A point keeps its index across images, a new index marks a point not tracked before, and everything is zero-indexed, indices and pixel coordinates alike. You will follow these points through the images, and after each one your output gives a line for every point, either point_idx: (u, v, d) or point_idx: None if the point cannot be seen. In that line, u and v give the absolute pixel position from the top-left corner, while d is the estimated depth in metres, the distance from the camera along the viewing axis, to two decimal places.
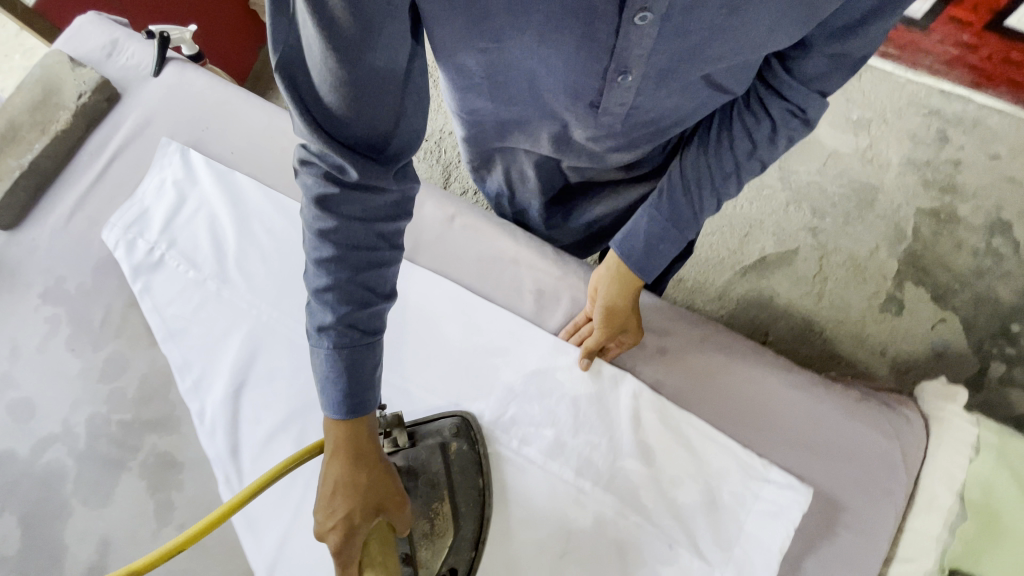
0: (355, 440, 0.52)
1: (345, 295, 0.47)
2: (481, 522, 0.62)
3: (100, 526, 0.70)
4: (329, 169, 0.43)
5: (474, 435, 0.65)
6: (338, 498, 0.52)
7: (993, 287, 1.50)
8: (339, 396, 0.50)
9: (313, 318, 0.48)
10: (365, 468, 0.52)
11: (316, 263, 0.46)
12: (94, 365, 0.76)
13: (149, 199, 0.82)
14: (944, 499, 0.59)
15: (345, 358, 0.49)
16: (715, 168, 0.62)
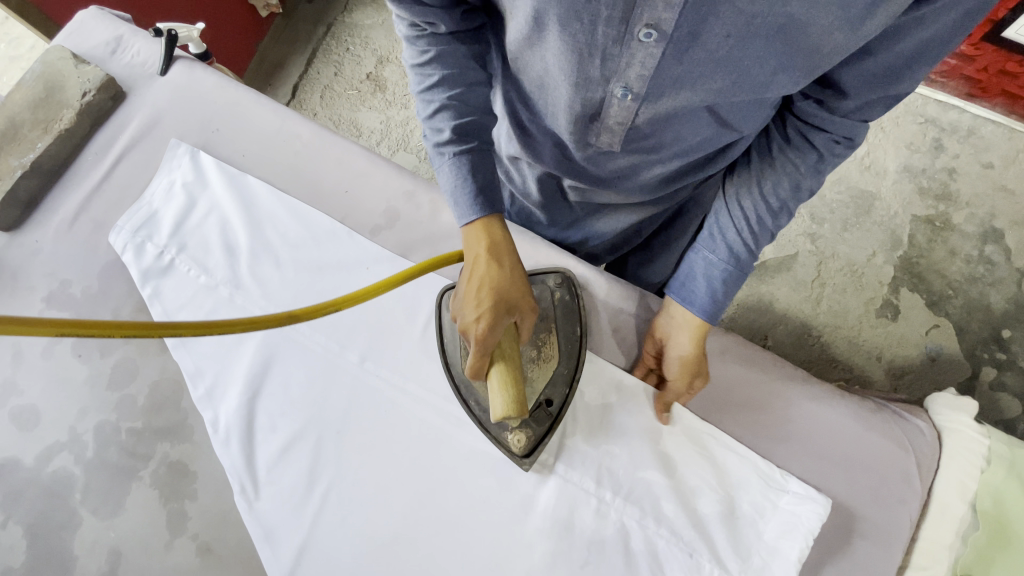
0: (492, 235, 0.63)
1: (450, 82, 0.62)
2: (572, 378, 0.66)
3: (111, 536, 0.68)
4: (428, 32, 0.60)
5: (576, 288, 0.70)
6: (479, 284, 0.60)
7: (986, 294, 1.53)
8: (467, 195, 0.63)
9: (432, 139, 0.64)
10: (499, 264, 0.61)
11: (429, 93, 0.62)
12: (103, 371, 0.75)
13: (158, 201, 0.81)
14: (956, 509, 0.60)
15: (465, 164, 0.63)
16: (760, 202, 0.64)
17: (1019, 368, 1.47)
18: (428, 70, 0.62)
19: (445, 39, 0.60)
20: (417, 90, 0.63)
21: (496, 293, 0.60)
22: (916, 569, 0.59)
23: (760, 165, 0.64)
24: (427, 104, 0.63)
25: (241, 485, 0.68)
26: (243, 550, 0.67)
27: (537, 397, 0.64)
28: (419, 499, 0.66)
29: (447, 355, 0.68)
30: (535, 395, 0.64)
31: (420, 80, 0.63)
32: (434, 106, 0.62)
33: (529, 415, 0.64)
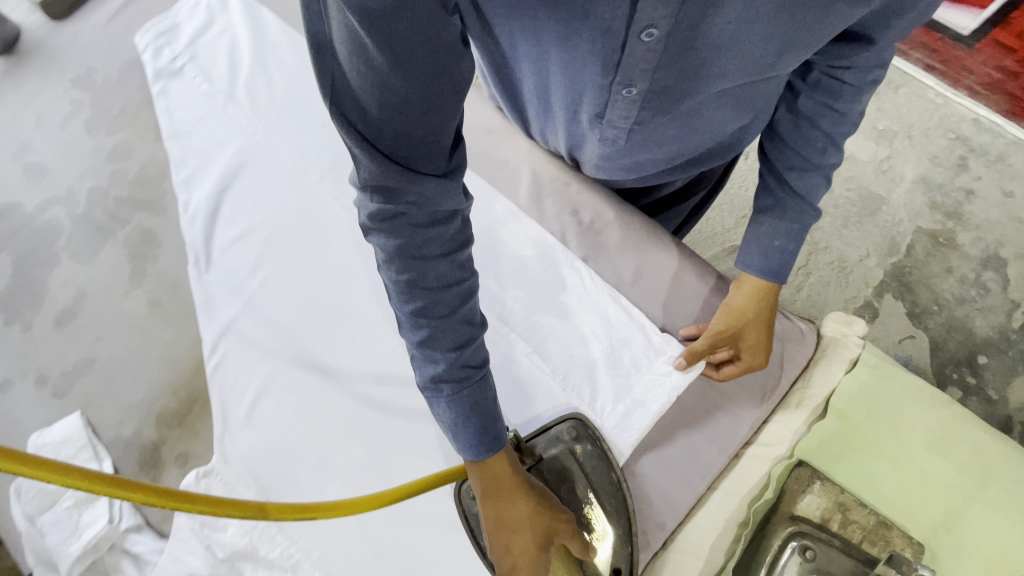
0: (498, 475, 0.51)
1: (436, 307, 0.43)
2: (627, 530, 0.59)
3: (81, 278, 0.79)
4: (395, 223, 0.40)
5: (591, 435, 0.63)
6: (502, 525, 0.52)
7: (971, 317, 1.51)
8: (472, 437, 0.48)
9: (424, 373, 0.46)
10: (512, 498, 0.52)
11: (410, 319, 0.43)
12: (105, 146, 0.85)
13: (182, 15, 0.90)
14: (814, 400, 0.64)
15: (466, 397, 0.47)
16: (804, 152, 0.59)
17: (986, 395, 1.45)
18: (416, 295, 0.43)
19: (428, 255, 0.42)
20: (399, 309, 0.43)
21: (522, 527, 0.52)
22: (761, 444, 0.63)
23: (797, 121, 0.58)
24: (412, 328, 0.44)
25: (196, 257, 0.77)
26: (186, 312, 0.77)
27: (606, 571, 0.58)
28: (342, 301, 0.74)
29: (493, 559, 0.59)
30: (603, 564, 0.58)
31: (401, 299, 0.43)
32: (419, 338, 0.45)
33: None
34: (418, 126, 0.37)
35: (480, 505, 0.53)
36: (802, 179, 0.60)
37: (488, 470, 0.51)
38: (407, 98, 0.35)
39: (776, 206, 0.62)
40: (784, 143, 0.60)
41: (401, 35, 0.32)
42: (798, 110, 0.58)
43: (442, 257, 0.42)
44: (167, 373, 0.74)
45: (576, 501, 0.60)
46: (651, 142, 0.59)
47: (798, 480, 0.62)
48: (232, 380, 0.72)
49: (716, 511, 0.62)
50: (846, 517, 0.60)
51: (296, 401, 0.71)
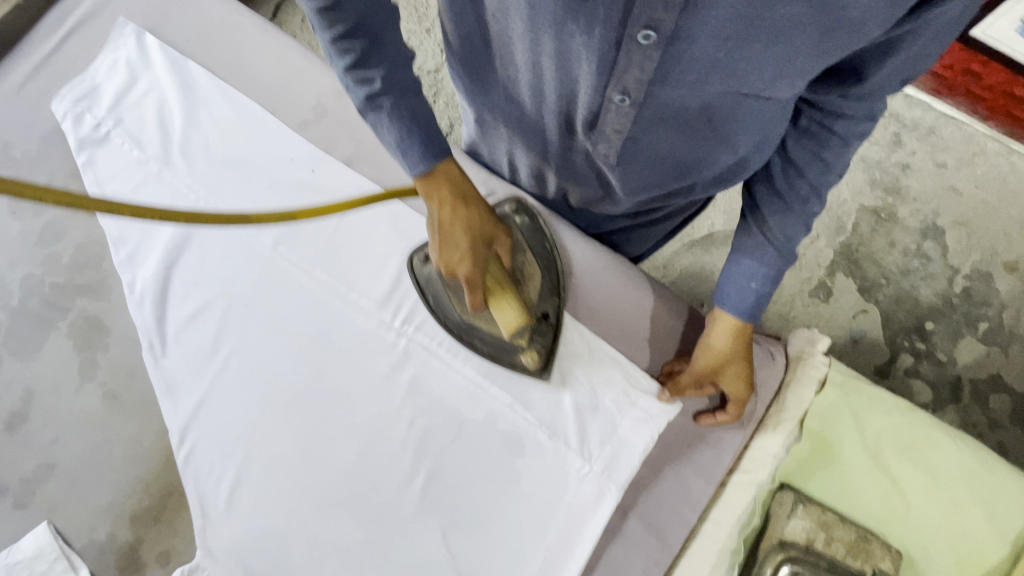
0: (449, 178, 0.57)
1: (371, 60, 0.49)
2: (554, 286, 0.69)
3: (25, 377, 0.73)
4: None
5: (531, 211, 0.72)
6: (451, 223, 0.57)
7: (916, 287, 1.59)
8: (417, 155, 0.54)
9: (359, 95, 0.51)
10: (461, 206, 0.57)
11: (337, 49, 0.49)
12: (32, 229, 0.78)
13: (101, 75, 0.83)
14: (787, 424, 0.66)
15: (404, 110, 0.52)
16: (788, 199, 0.60)
17: (935, 359, 1.55)
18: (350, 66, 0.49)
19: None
20: (325, 41, 0.48)
21: (464, 238, 0.58)
22: (742, 471, 0.66)
23: (787, 168, 0.60)
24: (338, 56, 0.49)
25: (150, 342, 0.73)
26: (147, 402, 0.72)
27: (536, 311, 0.68)
28: (311, 373, 0.71)
29: (441, 314, 0.70)
30: (535, 305, 0.68)
31: (337, 53, 0.49)
32: (354, 77, 0.50)
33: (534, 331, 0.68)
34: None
35: (433, 208, 0.57)
36: (782, 223, 0.61)
37: (432, 186, 0.56)
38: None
39: (751, 246, 0.63)
40: (772, 188, 0.62)
41: None
42: (789, 156, 0.60)
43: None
44: (135, 468, 0.70)
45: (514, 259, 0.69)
46: (644, 159, 0.60)
47: (781, 504, 0.65)
48: (206, 469, 0.69)
49: (707, 541, 0.64)
50: (830, 535, 0.63)
51: (278, 483, 0.68)
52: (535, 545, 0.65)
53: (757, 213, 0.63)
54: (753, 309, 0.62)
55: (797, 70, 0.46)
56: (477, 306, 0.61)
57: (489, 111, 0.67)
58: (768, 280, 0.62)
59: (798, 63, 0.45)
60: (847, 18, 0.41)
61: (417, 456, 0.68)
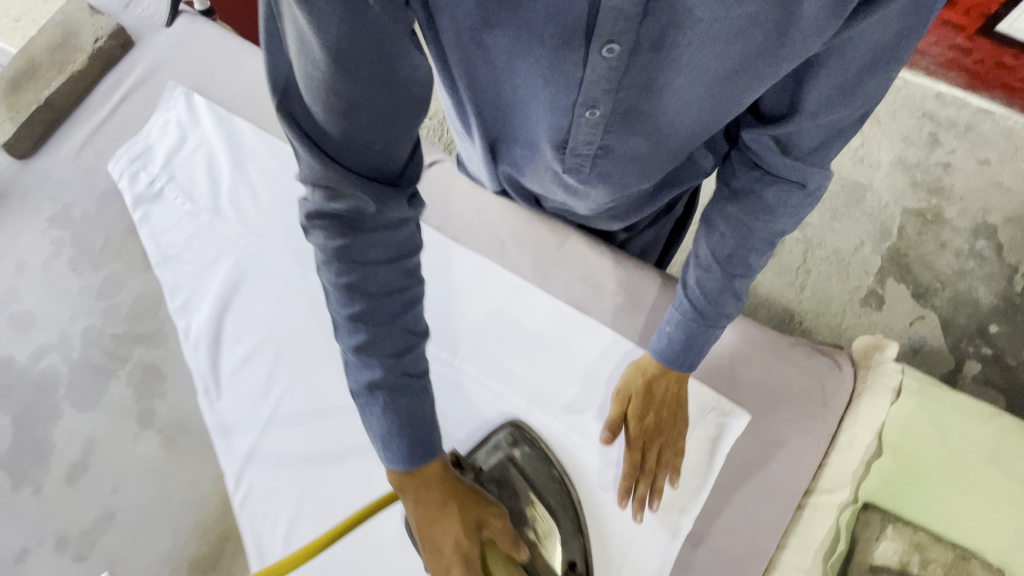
0: (433, 474, 0.54)
1: (364, 246, 0.45)
2: (575, 527, 0.63)
3: (87, 427, 0.75)
4: (337, 221, 0.44)
5: (530, 438, 0.66)
6: (430, 527, 0.54)
7: (974, 288, 1.51)
8: (401, 450, 0.52)
9: (359, 376, 0.50)
10: (457, 516, 0.54)
11: (345, 312, 0.47)
12: (93, 283, 0.82)
13: (153, 136, 0.88)
14: (863, 439, 0.63)
15: (400, 404, 0.50)
16: (734, 237, 0.58)
17: (1005, 363, 1.45)
18: (334, 198, 0.42)
19: (371, 259, 0.46)
20: (328, 281, 0.46)
21: (450, 530, 0.54)
22: (822, 492, 0.61)
23: (733, 215, 0.58)
24: (342, 304, 0.47)
25: (206, 388, 0.74)
26: (203, 447, 0.73)
27: (563, 563, 0.60)
28: (361, 410, 0.71)
29: None
30: (559, 562, 0.60)
31: (340, 303, 0.47)
32: (322, 230, 0.44)
33: None
34: (361, 146, 0.41)
35: (410, 510, 0.55)
36: (693, 278, 0.60)
37: (663, 383, 0.63)
38: (360, 100, 0.38)
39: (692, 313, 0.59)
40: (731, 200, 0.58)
41: (344, 86, 0.37)
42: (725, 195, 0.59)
43: (386, 264, 0.47)
44: (194, 514, 0.70)
45: (518, 506, 0.62)
46: (609, 175, 0.58)
47: (869, 527, 0.61)
48: (264, 512, 0.69)
49: (791, 569, 0.60)
50: (924, 556, 0.59)
51: (335, 522, 0.67)
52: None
53: (700, 260, 0.60)
54: (679, 357, 0.61)
55: (743, 65, 0.44)
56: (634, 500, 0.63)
57: (409, 432, 0.51)
58: (677, 327, 0.60)
59: (745, 63, 0.44)
60: (799, 25, 0.41)
61: None
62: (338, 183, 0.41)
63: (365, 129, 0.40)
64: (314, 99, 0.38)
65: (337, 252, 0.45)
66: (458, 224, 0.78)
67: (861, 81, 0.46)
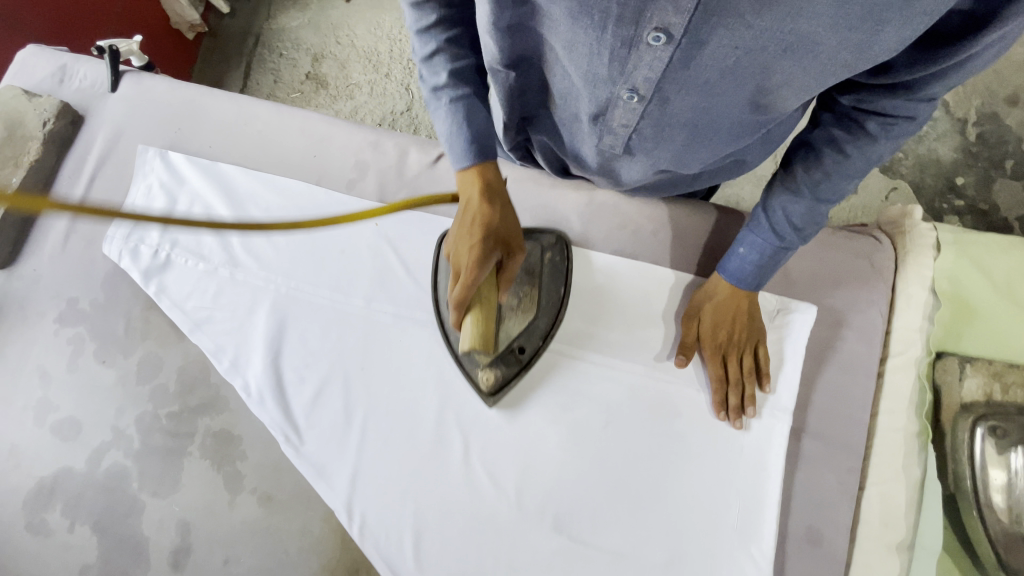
0: (484, 175, 0.62)
1: (454, 20, 0.58)
2: (548, 330, 0.71)
3: (176, 510, 0.73)
4: (434, 12, 0.57)
5: (569, 251, 0.74)
6: (466, 210, 0.61)
7: (934, 149, 1.60)
8: (467, 143, 0.61)
9: (429, 81, 0.60)
10: (495, 211, 0.61)
11: (434, 90, 0.61)
12: (130, 369, 0.79)
13: (141, 206, 0.85)
14: (919, 295, 0.67)
15: (461, 107, 0.60)
16: (807, 181, 0.58)
17: (978, 210, 1.55)
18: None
19: (451, 13, 0.57)
20: (419, 53, 0.59)
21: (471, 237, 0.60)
22: (895, 355, 0.66)
23: (812, 155, 0.58)
24: (432, 76, 0.60)
25: (285, 435, 0.73)
26: (302, 492, 0.72)
27: (512, 343, 0.70)
28: (449, 410, 0.72)
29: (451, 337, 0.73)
30: (511, 338, 0.70)
31: (421, 43, 0.59)
32: (436, 47, 0.58)
33: (500, 357, 0.70)
34: None
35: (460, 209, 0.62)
36: (780, 210, 0.61)
37: (727, 298, 0.66)
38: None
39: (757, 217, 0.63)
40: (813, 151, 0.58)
41: None
42: (816, 145, 0.58)
43: (450, 7, 0.57)
44: (316, 557, 0.70)
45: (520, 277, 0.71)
46: (647, 152, 0.60)
47: (947, 372, 0.66)
48: (385, 536, 0.69)
49: (889, 432, 0.64)
50: (1003, 381, 0.65)
51: (458, 523, 0.68)
52: (726, 493, 0.65)
53: (789, 183, 0.60)
54: (744, 274, 0.64)
55: (805, 69, 0.45)
56: (731, 411, 0.66)
57: (471, 125, 0.60)
58: (751, 248, 0.63)
59: (797, 70, 0.45)
60: (882, 35, 0.40)
61: (580, 454, 0.68)
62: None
63: None
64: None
65: (425, 27, 0.58)
66: None
67: (992, 54, 0.43)
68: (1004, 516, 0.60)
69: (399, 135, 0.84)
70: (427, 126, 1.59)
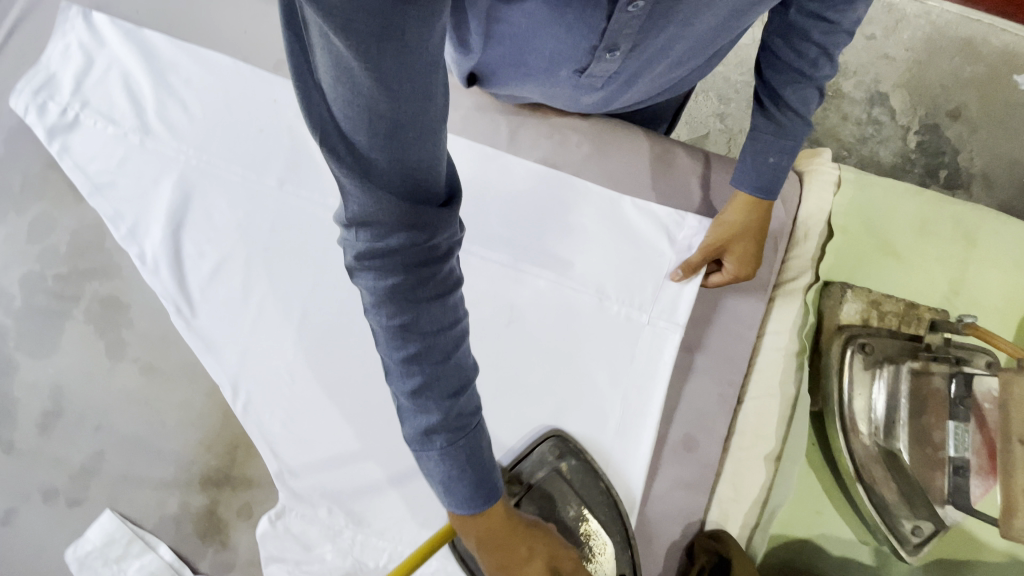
0: (493, 519, 0.47)
1: (427, 321, 0.37)
2: (625, 538, 0.62)
3: (51, 372, 0.70)
4: (381, 250, 0.34)
5: (571, 445, 0.65)
6: (509, 557, 0.49)
7: (875, 151, 1.57)
8: (466, 492, 0.43)
9: (414, 425, 0.40)
10: (505, 513, 0.48)
11: (403, 367, 0.38)
12: (20, 227, 0.75)
13: (55, 63, 0.80)
14: (814, 226, 0.69)
15: (461, 448, 0.41)
16: (797, 64, 0.57)
17: None
18: (376, 213, 0.33)
19: (422, 299, 0.37)
20: (379, 324, 0.37)
21: (505, 537, 0.48)
22: (788, 280, 0.68)
23: (786, 35, 0.57)
24: (417, 415, 0.40)
25: (176, 306, 0.70)
26: (189, 365, 0.70)
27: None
28: (352, 297, 0.71)
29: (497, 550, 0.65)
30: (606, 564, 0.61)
31: (393, 347, 0.38)
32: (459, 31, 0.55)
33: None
34: (424, 159, 0.32)
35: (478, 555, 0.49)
36: (783, 106, 0.59)
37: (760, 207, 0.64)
38: (405, 141, 0.30)
39: (778, 127, 0.60)
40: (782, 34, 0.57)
41: (390, 72, 0.27)
42: (788, 23, 0.56)
43: (436, 301, 0.37)
44: (195, 431, 0.68)
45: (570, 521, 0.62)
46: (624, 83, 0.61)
47: (831, 297, 0.67)
48: (271, 414, 0.68)
49: (772, 351, 0.66)
50: (880, 310, 0.66)
51: (346, 406, 0.68)
52: (610, 397, 0.66)
53: (777, 76, 0.59)
54: (771, 181, 0.63)
55: None
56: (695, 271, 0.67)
57: (467, 478, 0.43)
58: (761, 151, 0.62)
59: None
60: None
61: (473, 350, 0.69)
62: (381, 213, 0.33)
63: (403, 136, 0.30)
64: (362, 124, 0.30)
65: (405, 357, 0.38)
66: None
67: None
68: (866, 436, 0.62)
69: None
70: None
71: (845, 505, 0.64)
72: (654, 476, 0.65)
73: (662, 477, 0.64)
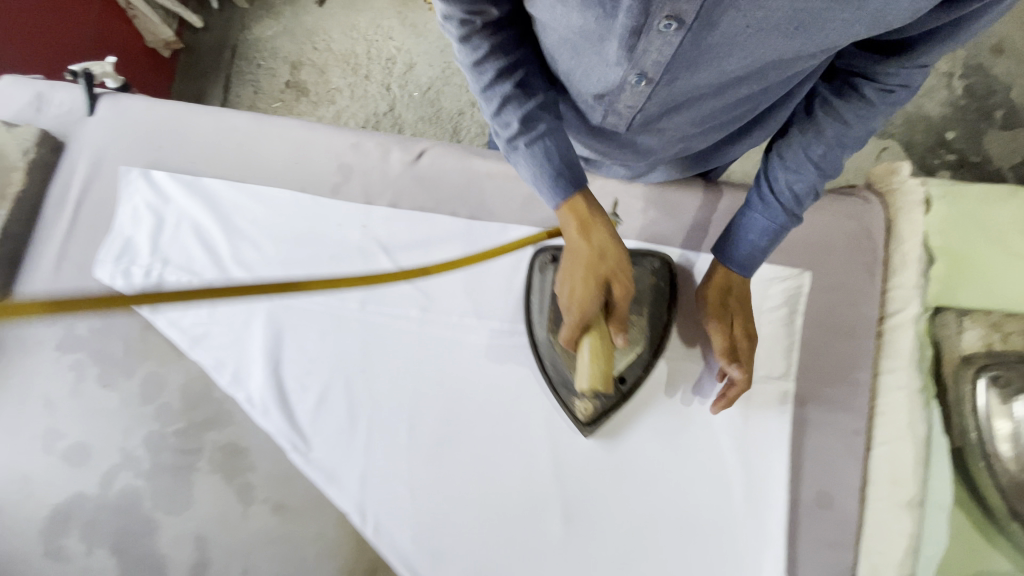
0: (581, 211, 0.56)
1: (529, 122, 0.54)
2: (649, 355, 0.67)
3: (192, 525, 0.74)
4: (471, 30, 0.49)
5: (670, 277, 0.70)
6: (580, 243, 0.56)
7: (920, 105, 1.45)
8: (566, 261, 0.56)
9: (519, 184, 0.56)
10: (600, 232, 0.56)
11: (496, 116, 0.54)
12: (134, 390, 0.79)
13: (129, 227, 0.84)
14: (913, 252, 0.67)
15: (560, 216, 0.55)
16: (821, 149, 0.56)
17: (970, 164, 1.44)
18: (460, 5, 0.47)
19: (515, 78, 0.50)
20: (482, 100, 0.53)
21: (579, 250, 0.56)
22: (892, 315, 0.66)
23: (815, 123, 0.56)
24: (527, 201, 0.56)
25: (293, 444, 0.73)
26: (314, 498, 0.73)
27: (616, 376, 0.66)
28: (453, 404, 0.73)
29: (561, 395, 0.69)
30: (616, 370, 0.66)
31: (488, 103, 0.54)
32: (493, 74, 0.52)
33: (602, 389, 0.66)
34: None
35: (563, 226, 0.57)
36: (783, 181, 0.58)
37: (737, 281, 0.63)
38: None
39: (805, 194, 0.58)
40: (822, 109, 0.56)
41: None
42: (828, 103, 0.55)
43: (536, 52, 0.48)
44: (332, 561, 0.71)
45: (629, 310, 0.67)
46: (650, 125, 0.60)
47: (945, 325, 0.68)
48: (400, 534, 0.69)
49: (892, 391, 0.64)
50: (1001, 330, 0.67)
51: (469, 514, 0.69)
52: (733, 465, 0.65)
53: (785, 156, 0.58)
54: (751, 261, 0.62)
55: (804, 43, 0.46)
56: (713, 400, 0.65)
57: (572, 242, 0.57)
58: (758, 228, 0.60)
59: (806, 44, 0.46)
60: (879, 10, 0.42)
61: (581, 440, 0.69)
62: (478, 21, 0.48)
63: None
64: None
65: (520, 162, 0.54)
66: (471, 204, 0.80)
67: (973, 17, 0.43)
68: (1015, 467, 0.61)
69: (382, 135, 0.84)
70: (409, 125, 1.58)
71: (1000, 539, 0.62)
72: (795, 540, 0.63)
73: (804, 540, 0.63)
